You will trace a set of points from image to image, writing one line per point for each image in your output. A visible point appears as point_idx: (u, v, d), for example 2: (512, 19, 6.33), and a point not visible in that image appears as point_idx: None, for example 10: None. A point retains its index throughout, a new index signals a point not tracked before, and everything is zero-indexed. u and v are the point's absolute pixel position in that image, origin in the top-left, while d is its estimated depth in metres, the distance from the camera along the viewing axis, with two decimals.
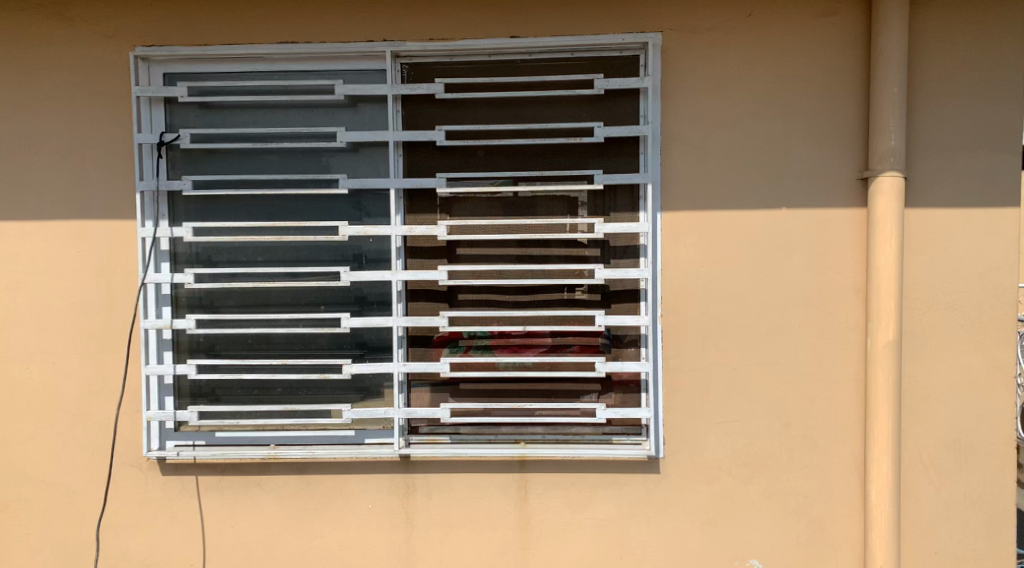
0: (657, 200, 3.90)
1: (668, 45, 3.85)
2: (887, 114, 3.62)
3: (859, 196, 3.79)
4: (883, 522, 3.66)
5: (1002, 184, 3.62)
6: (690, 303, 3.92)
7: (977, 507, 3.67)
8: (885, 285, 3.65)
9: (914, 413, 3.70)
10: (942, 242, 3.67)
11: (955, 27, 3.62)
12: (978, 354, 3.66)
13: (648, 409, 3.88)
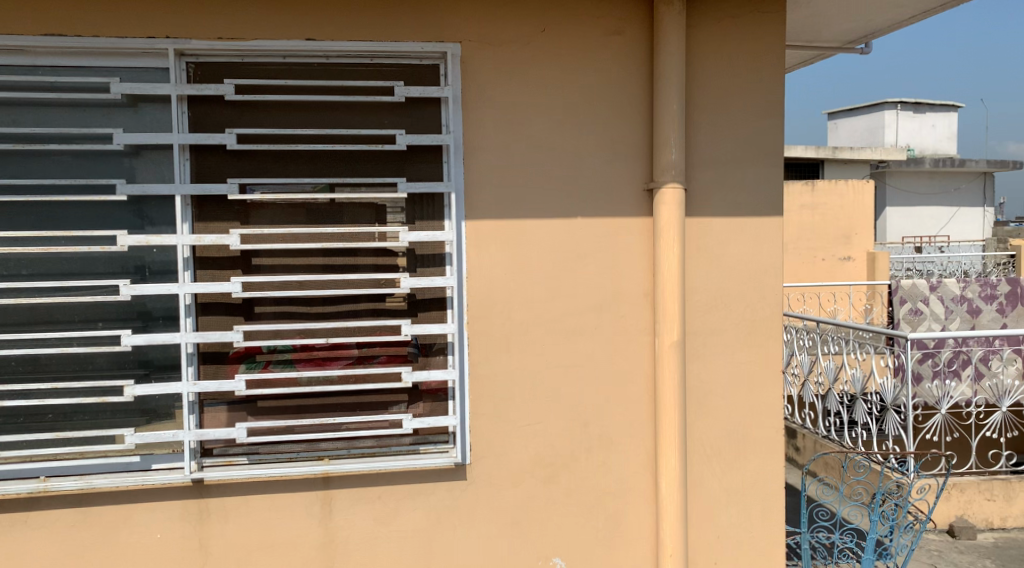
0: (460, 208, 3.93)
1: (467, 54, 3.89)
2: (667, 129, 3.86)
3: (646, 205, 4.01)
4: (672, 512, 3.89)
5: (767, 197, 3.97)
6: (494, 309, 3.97)
7: (753, 492, 3.99)
8: (670, 289, 3.90)
9: (698, 408, 3.98)
10: (718, 249, 3.98)
11: (726, 50, 3.91)
12: (752, 351, 3.99)
13: (455, 416, 3.91)
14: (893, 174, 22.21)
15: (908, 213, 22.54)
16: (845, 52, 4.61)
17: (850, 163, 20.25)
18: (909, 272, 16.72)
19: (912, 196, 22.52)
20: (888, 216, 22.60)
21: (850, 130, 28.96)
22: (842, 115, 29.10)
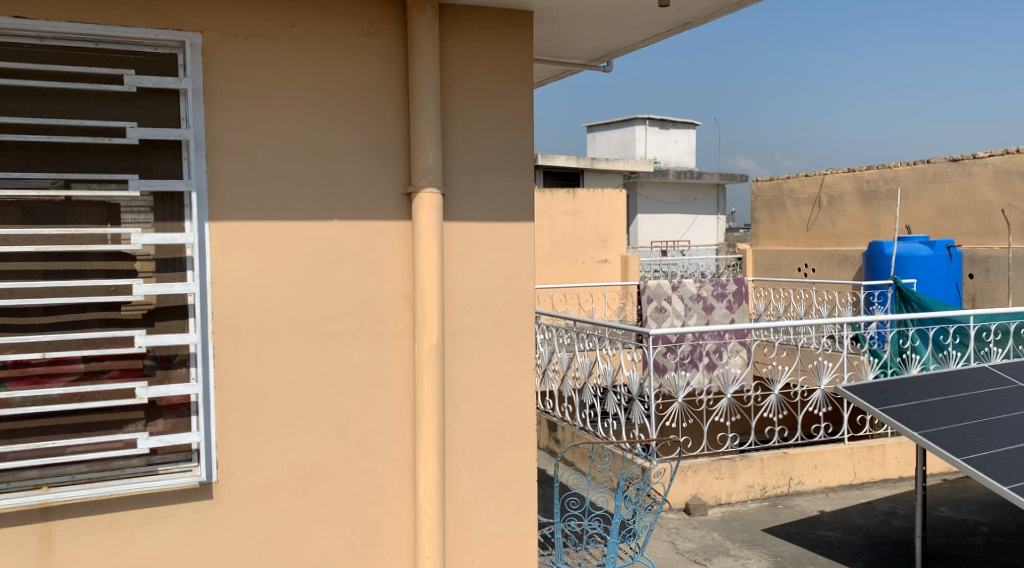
0: (203, 209, 3.67)
1: (210, 46, 3.65)
2: (423, 133, 3.88)
3: (404, 209, 4.01)
4: (430, 514, 3.92)
5: (520, 203, 4.13)
6: (243, 317, 3.77)
7: (508, 488, 4.14)
8: (427, 294, 3.92)
9: (456, 410, 4.04)
10: (475, 253, 4.06)
11: (479, 58, 4.01)
12: (506, 352, 4.13)
13: (198, 432, 3.64)
14: (644, 184, 25.58)
15: (655, 219, 25.97)
16: (591, 67, 4.94)
17: (610, 175, 23.63)
18: (657, 273, 18.60)
19: (660, 205, 26.04)
20: (639, 223, 25.83)
21: (613, 141, 31.40)
22: (600, 128, 31.56)
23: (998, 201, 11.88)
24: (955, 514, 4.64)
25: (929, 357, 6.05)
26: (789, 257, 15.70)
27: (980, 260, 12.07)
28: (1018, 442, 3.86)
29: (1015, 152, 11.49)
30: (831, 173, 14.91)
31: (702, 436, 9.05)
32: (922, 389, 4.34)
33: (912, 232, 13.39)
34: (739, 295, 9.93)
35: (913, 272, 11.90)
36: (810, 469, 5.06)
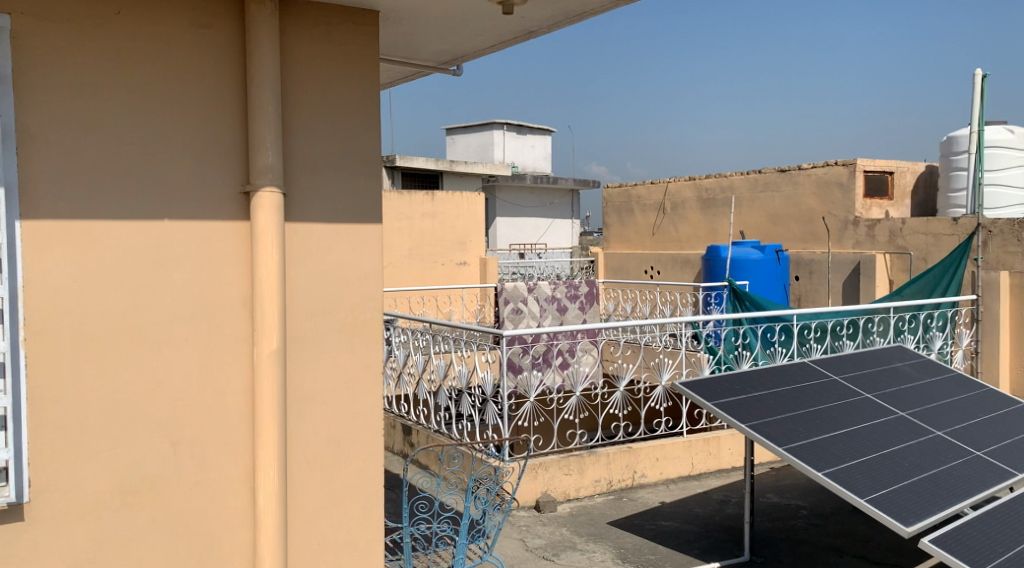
0: (12, 205, 3.34)
1: (20, 30, 3.34)
2: (262, 130, 3.74)
3: (241, 209, 3.86)
4: (271, 524, 3.80)
5: (366, 205, 4.08)
6: (60, 322, 3.47)
7: (353, 494, 4.09)
8: (267, 297, 3.79)
9: (299, 416, 3.94)
10: (319, 255, 3.97)
11: (323, 56, 3.93)
12: (352, 356, 4.07)
13: (5, 450, 3.30)
14: (502, 188, 26.08)
15: (513, 223, 26.55)
16: (442, 70, 4.97)
17: (468, 179, 24.05)
18: (513, 275, 18.91)
19: (516, 208, 26.55)
20: (498, 224, 26.23)
21: (472, 144, 31.61)
22: (459, 132, 31.83)
23: (819, 210, 12.48)
24: (779, 499, 5.01)
25: (759, 353, 6.52)
26: (635, 260, 15.51)
27: (806, 264, 12.32)
28: (830, 430, 4.19)
29: (834, 162, 12.09)
30: (674, 181, 15.31)
31: (553, 434, 9.26)
32: (749, 383, 4.62)
33: (745, 237, 13.84)
34: (589, 295, 10.25)
35: (745, 276, 11.85)
36: (652, 462, 5.30)
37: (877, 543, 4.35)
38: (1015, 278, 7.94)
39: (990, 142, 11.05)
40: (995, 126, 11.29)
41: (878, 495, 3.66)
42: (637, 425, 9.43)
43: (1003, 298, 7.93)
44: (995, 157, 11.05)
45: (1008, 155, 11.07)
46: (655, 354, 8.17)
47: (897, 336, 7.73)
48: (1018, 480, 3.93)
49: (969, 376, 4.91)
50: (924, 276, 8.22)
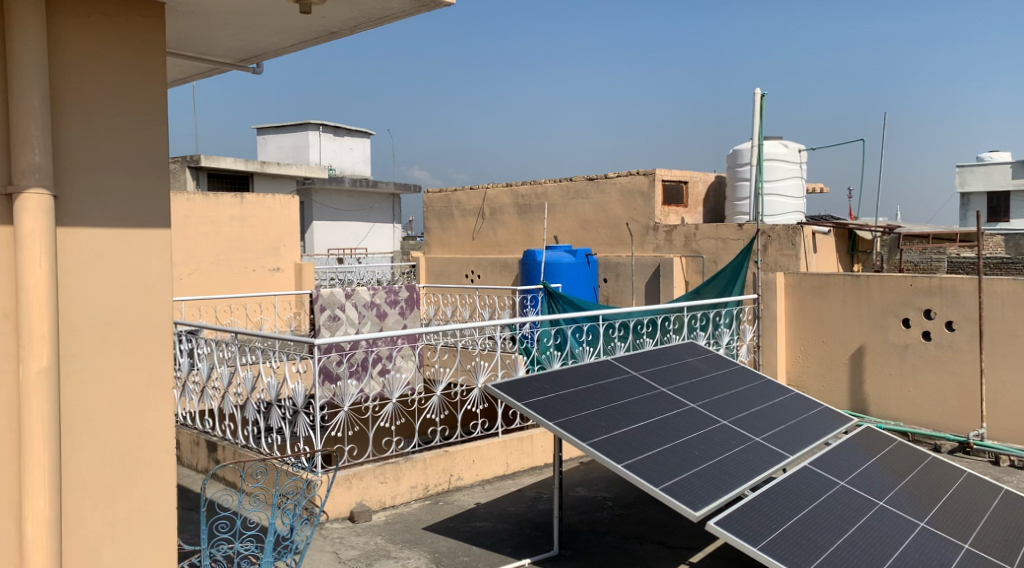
0: None
1: None
2: (26, 126, 3.35)
3: (3, 212, 3.41)
4: (43, 559, 3.44)
5: (151, 208, 3.81)
6: None
7: (140, 519, 3.81)
8: (35, 311, 3.41)
9: (75, 439, 3.59)
10: (97, 264, 3.64)
11: (101, 46, 3.61)
12: (137, 371, 3.79)
13: None
14: (318, 192, 25.43)
15: (330, 227, 25.94)
16: (238, 69, 4.84)
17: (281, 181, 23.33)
18: (331, 280, 18.49)
19: (334, 212, 25.99)
20: (315, 229, 25.59)
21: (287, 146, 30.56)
22: (271, 131, 30.72)
23: (624, 216, 12.80)
24: (588, 493, 5.24)
25: (567, 353, 6.78)
26: (456, 264, 15.69)
27: (612, 267, 12.51)
28: (629, 424, 4.42)
29: (636, 172, 12.50)
30: (493, 187, 15.44)
31: (368, 442, 9.15)
32: (557, 382, 4.79)
33: (558, 242, 14.03)
34: (409, 300, 10.23)
35: (558, 278, 12.14)
36: (468, 464, 5.38)
37: (673, 528, 4.66)
38: (787, 278, 8.88)
39: (767, 154, 11.71)
40: (772, 141, 12.05)
41: (670, 483, 3.91)
42: (453, 429, 9.54)
43: (779, 297, 8.81)
44: (772, 169, 11.72)
45: (785, 168, 11.75)
46: (471, 357, 8.37)
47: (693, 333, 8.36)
48: (788, 460, 4.34)
49: (749, 367, 5.38)
50: (714, 278, 8.78)
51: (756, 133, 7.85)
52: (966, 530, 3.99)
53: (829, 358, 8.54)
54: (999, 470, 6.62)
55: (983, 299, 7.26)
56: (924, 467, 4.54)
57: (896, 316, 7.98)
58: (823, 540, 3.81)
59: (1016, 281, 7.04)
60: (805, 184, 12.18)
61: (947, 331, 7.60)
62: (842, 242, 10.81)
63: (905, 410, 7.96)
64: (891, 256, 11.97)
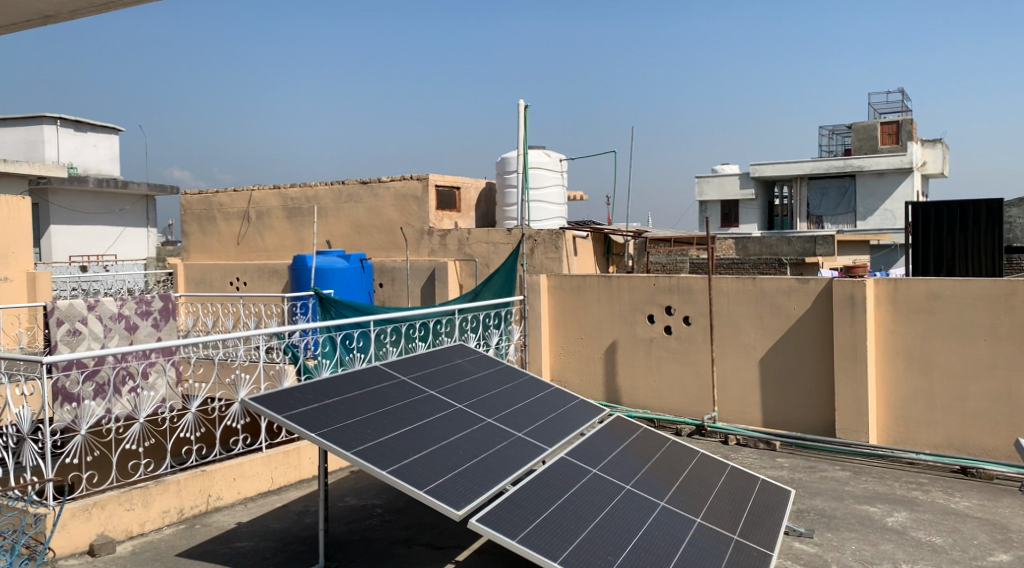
0: None
1: None
2: None
3: None
4: None
5: None
6: None
7: None
8: None
9: None
10: None
11: None
12: None
13: None
14: (55, 192, 22.92)
15: (71, 232, 23.49)
16: None
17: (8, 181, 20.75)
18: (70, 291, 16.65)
19: (74, 214, 23.54)
20: (54, 234, 23.03)
21: (16, 141, 27.24)
22: None
23: (398, 221, 12.62)
24: (357, 501, 5.21)
25: (338, 361, 6.74)
26: (219, 271, 14.86)
27: (387, 271, 12.36)
28: (395, 428, 4.36)
29: (410, 176, 12.39)
30: (258, 189, 14.69)
31: (112, 467, 8.42)
32: (322, 389, 4.61)
33: (331, 246, 13.54)
34: (163, 311, 9.50)
35: (330, 284, 11.72)
36: (228, 483, 5.13)
37: (439, 528, 4.73)
38: (551, 280, 9.33)
39: (533, 162, 12.24)
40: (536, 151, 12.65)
41: (435, 485, 3.92)
42: (210, 446, 9.08)
43: (542, 297, 9.28)
44: (539, 178, 12.31)
45: (549, 177, 12.41)
46: (230, 369, 8.02)
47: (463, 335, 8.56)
48: (546, 453, 4.54)
49: (513, 365, 5.63)
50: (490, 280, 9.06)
51: (522, 142, 8.19)
52: (698, 505, 4.37)
53: (588, 354, 9.11)
54: (730, 448, 7.47)
55: (713, 296, 8.12)
56: (665, 450, 4.96)
57: (641, 312, 8.70)
58: (580, 526, 4.00)
59: (739, 279, 8.00)
60: (567, 191, 12.95)
61: (684, 325, 8.40)
62: (599, 246, 11.51)
63: (651, 399, 8.68)
64: (640, 258, 13.08)
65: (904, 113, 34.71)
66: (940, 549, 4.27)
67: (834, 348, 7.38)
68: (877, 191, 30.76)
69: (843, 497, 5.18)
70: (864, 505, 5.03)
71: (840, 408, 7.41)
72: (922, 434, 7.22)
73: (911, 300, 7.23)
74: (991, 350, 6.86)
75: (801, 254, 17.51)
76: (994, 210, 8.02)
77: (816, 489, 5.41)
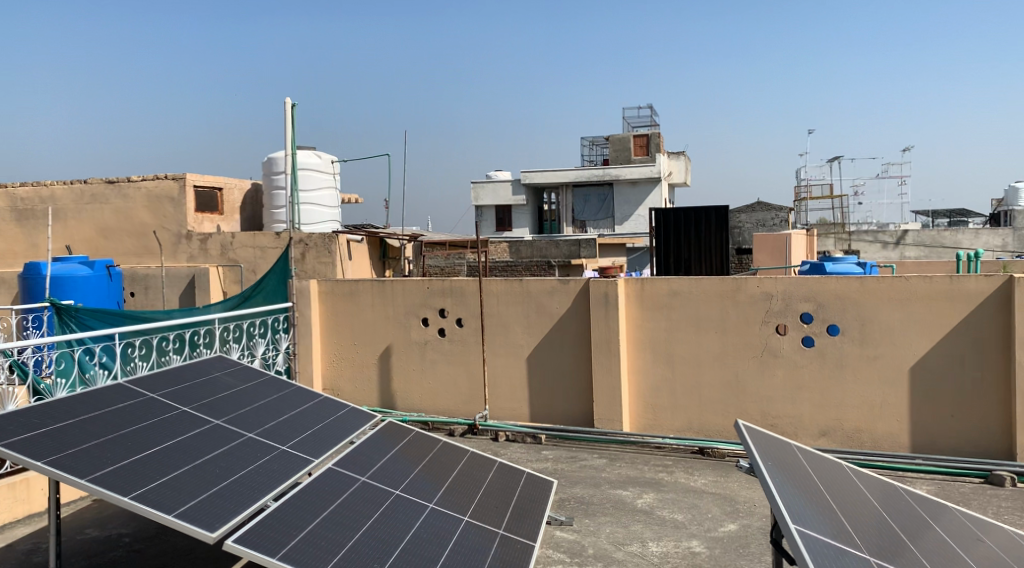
0: None
1: None
2: None
3: None
4: None
5: None
6: None
7: None
8: None
9: None
10: None
11: None
12: None
13: None
14: None
15: None
16: None
17: None
18: None
19: None
20: None
21: None
22: None
23: (151, 224, 11.73)
24: (99, 533, 4.78)
25: (75, 379, 6.11)
26: None
27: (139, 279, 11.41)
28: (142, 451, 3.99)
29: (164, 177, 11.54)
30: None
31: None
32: (54, 410, 4.10)
33: (72, 252, 12.26)
34: None
35: (70, 295, 10.45)
36: None
37: (193, 553, 4.46)
38: (321, 286, 9.15)
39: (302, 163, 11.93)
40: (307, 151, 12.33)
41: (185, 508, 3.63)
42: None
43: (312, 303, 9.05)
44: (308, 178, 12.02)
45: (320, 178, 12.16)
46: None
47: (224, 345, 8.00)
48: (312, 464, 4.41)
49: (278, 378, 5.42)
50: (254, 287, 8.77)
51: (290, 142, 7.96)
52: (467, 503, 4.45)
53: (363, 359, 9.03)
54: (500, 445, 7.82)
55: (482, 298, 8.39)
56: (436, 452, 5.01)
57: (415, 316, 8.77)
58: (347, 535, 3.89)
59: (506, 281, 8.32)
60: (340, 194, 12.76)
61: (457, 327, 8.61)
62: (373, 249, 11.36)
63: (426, 401, 8.81)
64: (416, 262, 13.20)
65: (652, 127, 38.23)
66: (681, 524, 4.78)
67: (592, 343, 7.91)
68: (631, 197, 33.44)
69: (600, 484, 5.59)
70: (618, 490, 5.47)
71: (597, 400, 7.96)
72: (667, 419, 7.91)
73: (655, 297, 7.89)
74: (721, 341, 7.69)
75: (566, 256, 19.02)
76: (722, 215, 8.93)
77: (577, 478, 5.79)
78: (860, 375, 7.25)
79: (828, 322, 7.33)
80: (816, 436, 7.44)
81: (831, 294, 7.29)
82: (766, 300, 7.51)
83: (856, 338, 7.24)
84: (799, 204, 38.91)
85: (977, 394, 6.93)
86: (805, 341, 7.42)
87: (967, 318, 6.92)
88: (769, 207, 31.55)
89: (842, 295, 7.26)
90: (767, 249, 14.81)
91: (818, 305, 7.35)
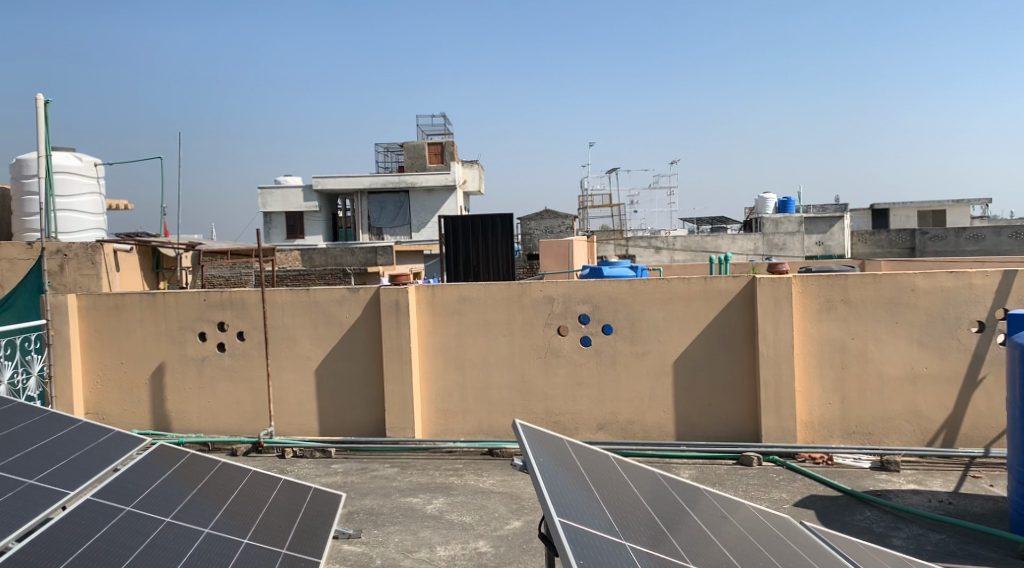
0: None
1: None
2: None
3: None
4: None
5: None
6: None
7: None
8: None
9: None
10: None
11: None
12: None
13: None
14: None
15: None
16: None
17: None
18: None
19: None
20: None
21: None
22: None
23: None
24: None
25: None
26: None
27: None
28: None
29: None
30: None
31: None
32: None
33: None
34: None
35: None
36: None
37: None
38: (81, 301, 8.41)
39: (58, 165, 10.85)
40: (64, 153, 11.22)
41: None
42: None
43: (70, 321, 8.29)
44: (66, 183, 10.93)
45: (80, 182, 11.10)
46: None
47: None
48: (66, 499, 4.00)
49: (29, 404, 4.89)
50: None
51: (44, 142, 7.22)
52: (248, 526, 4.24)
53: (131, 379, 8.39)
54: (286, 461, 7.62)
55: (266, 309, 8.09)
56: (212, 473, 4.75)
57: (191, 330, 8.27)
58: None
59: (292, 291, 8.07)
60: (104, 201, 11.74)
61: (238, 341, 8.23)
62: (145, 259, 10.59)
63: (204, 420, 8.33)
64: (196, 272, 12.47)
65: (445, 137, 38.96)
66: (468, 525, 4.96)
67: (383, 351, 7.90)
68: (427, 205, 34.05)
69: (391, 493, 5.62)
70: (409, 497, 5.52)
71: (388, 407, 7.94)
72: (458, 423, 8.04)
73: (445, 303, 8.01)
74: (508, 344, 7.94)
75: (361, 265, 19.55)
76: (508, 222, 9.30)
77: (367, 489, 5.77)
78: (632, 371, 7.80)
79: (602, 322, 7.80)
80: (594, 430, 7.89)
81: (605, 296, 7.78)
82: (548, 304, 7.87)
83: (628, 336, 7.78)
84: (582, 212, 41.25)
85: (730, 383, 7.70)
86: (583, 340, 7.86)
87: (723, 316, 7.66)
88: (557, 215, 33.04)
89: (615, 297, 7.77)
90: (552, 256, 15.56)
91: (594, 306, 7.81)
